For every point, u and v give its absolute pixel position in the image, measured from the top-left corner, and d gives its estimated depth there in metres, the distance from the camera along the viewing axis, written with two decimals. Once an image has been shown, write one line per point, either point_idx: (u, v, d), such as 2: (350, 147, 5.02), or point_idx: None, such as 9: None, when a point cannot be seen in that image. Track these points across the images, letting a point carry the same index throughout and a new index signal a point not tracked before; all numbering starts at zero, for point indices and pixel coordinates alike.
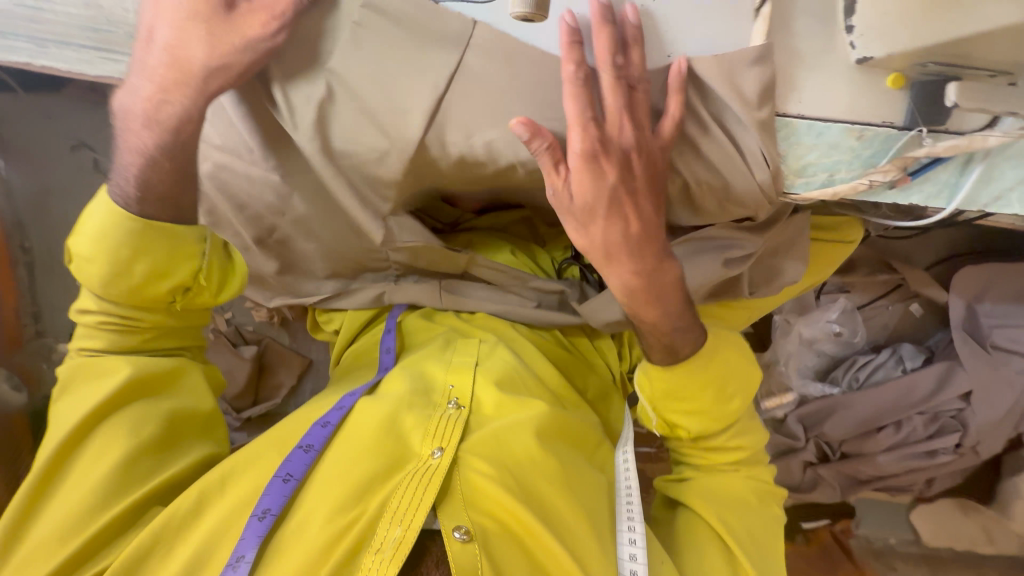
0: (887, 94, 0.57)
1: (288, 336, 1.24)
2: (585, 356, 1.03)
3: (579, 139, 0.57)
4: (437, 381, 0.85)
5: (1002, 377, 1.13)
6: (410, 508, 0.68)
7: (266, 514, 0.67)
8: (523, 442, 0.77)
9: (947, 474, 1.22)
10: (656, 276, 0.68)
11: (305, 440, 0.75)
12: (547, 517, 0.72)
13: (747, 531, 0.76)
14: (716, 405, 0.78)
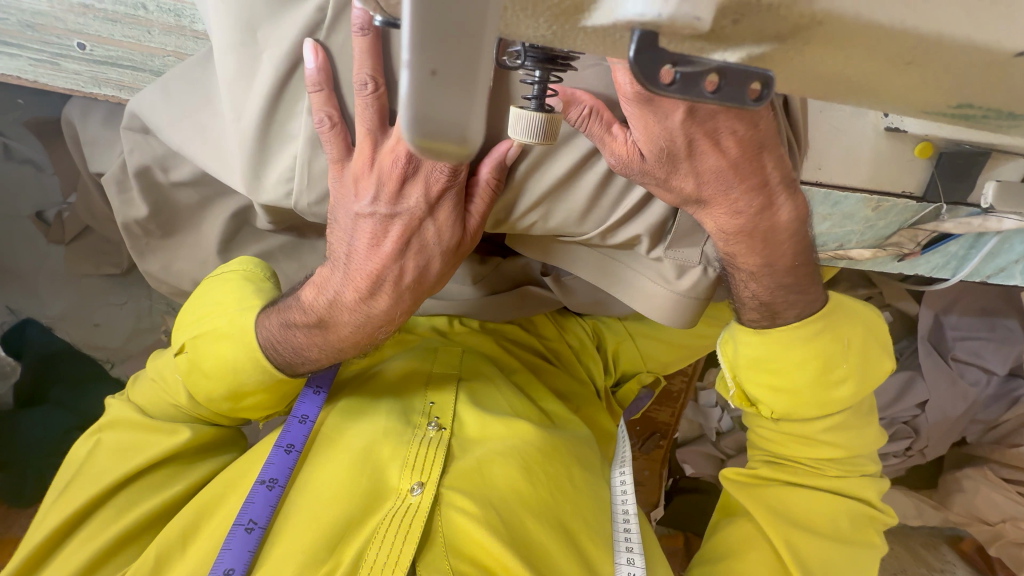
0: (912, 162, 0.53)
1: None
2: (570, 369, 0.96)
3: (626, 80, 0.42)
4: (416, 402, 0.77)
5: (957, 387, 1.18)
6: (390, 560, 0.61)
7: (232, 575, 0.60)
8: (506, 472, 0.70)
9: (893, 471, 1.29)
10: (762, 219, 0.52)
11: (267, 474, 0.67)
12: (534, 561, 0.64)
13: (819, 556, 0.65)
14: (813, 398, 0.64)
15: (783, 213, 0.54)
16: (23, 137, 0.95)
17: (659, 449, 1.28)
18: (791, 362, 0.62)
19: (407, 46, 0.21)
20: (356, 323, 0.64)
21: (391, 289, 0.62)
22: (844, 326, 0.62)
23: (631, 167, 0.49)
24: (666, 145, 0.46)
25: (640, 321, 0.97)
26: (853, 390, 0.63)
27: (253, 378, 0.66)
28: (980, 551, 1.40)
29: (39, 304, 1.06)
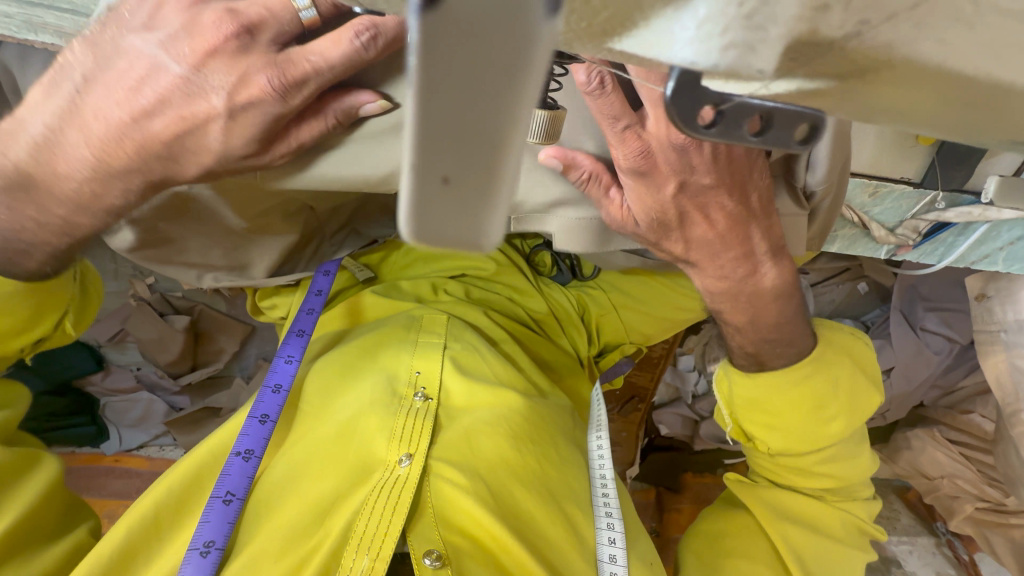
0: (913, 147, 0.51)
1: (225, 303, 1.11)
2: (552, 341, 0.95)
3: (584, 81, 0.36)
4: (400, 369, 0.75)
5: (921, 355, 1.23)
6: (379, 531, 0.59)
7: (211, 547, 0.59)
8: (492, 442, 0.69)
9: None
10: (747, 281, 0.57)
11: (242, 446, 0.68)
12: (522, 529, 0.64)
13: (814, 557, 0.69)
14: (783, 432, 0.67)
15: (768, 275, 0.57)
16: None
17: (637, 411, 1.33)
18: (784, 402, 0.65)
19: (409, 149, 0.16)
20: (79, 175, 0.49)
21: (133, 139, 0.46)
22: (833, 365, 0.65)
23: (625, 224, 0.52)
24: (657, 215, 0.49)
25: (624, 293, 0.94)
26: (845, 427, 0.66)
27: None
28: (921, 500, 1.52)
29: None
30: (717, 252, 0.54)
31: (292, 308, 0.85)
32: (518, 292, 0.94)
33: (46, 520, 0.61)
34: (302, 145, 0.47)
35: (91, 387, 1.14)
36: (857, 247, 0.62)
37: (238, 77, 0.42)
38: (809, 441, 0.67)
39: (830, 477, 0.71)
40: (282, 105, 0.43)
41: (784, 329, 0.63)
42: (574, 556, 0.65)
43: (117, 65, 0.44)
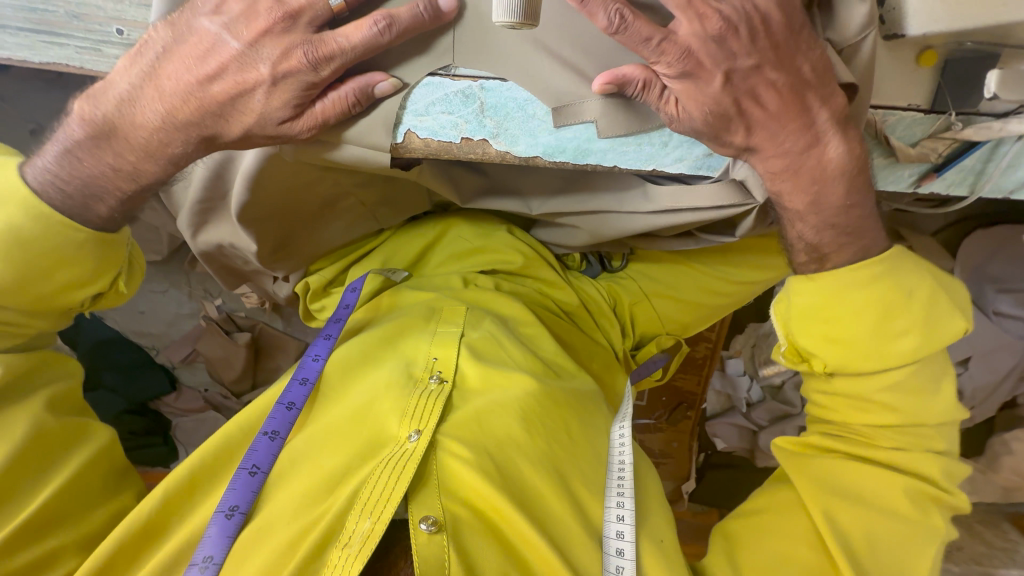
0: (917, 71, 0.57)
1: (282, 321, 1.20)
2: (583, 331, 0.96)
3: (604, 19, 0.49)
4: (418, 356, 0.78)
5: (1000, 342, 1.12)
6: (382, 497, 0.62)
7: (235, 511, 0.64)
8: (501, 424, 0.71)
9: None
10: (811, 154, 0.58)
11: (269, 426, 0.72)
12: (526, 503, 0.66)
13: (867, 533, 0.63)
14: (849, 344, 0.65)
15: (835, 147, 0.58)
16: None
17: (687, 419, 1.28)
18: (851, 307, 0.64)
19: None
20: (151, 129, 0.60)
21: (195, 103, 0.58)
22: (904, 273, 0.64)
23: (686, 126, 0.56)
24: (715, 107, 0.54)
25: (654, 281, 0.97)
26: (917, 344, 0.64)
27: (49, 247, 0.61)
28: None
29: None
30: (777, 129, 0.57)
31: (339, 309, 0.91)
32: (546, 282, 0.96)
33: (94, 486, 0.68)
34: (318, 119, 0.57)
35: (165, 407, 1.24)
36: (879, 178, 0.63)
37: (282, 52, 0.54)
38: (879, 358, 0.65)
39: (892, 414, 0.67)
40: (313, 74, 0.55)
41: (839, 215, 0.63)
42: (573, 530, 0.67)
43: (189, 42, 0.57)
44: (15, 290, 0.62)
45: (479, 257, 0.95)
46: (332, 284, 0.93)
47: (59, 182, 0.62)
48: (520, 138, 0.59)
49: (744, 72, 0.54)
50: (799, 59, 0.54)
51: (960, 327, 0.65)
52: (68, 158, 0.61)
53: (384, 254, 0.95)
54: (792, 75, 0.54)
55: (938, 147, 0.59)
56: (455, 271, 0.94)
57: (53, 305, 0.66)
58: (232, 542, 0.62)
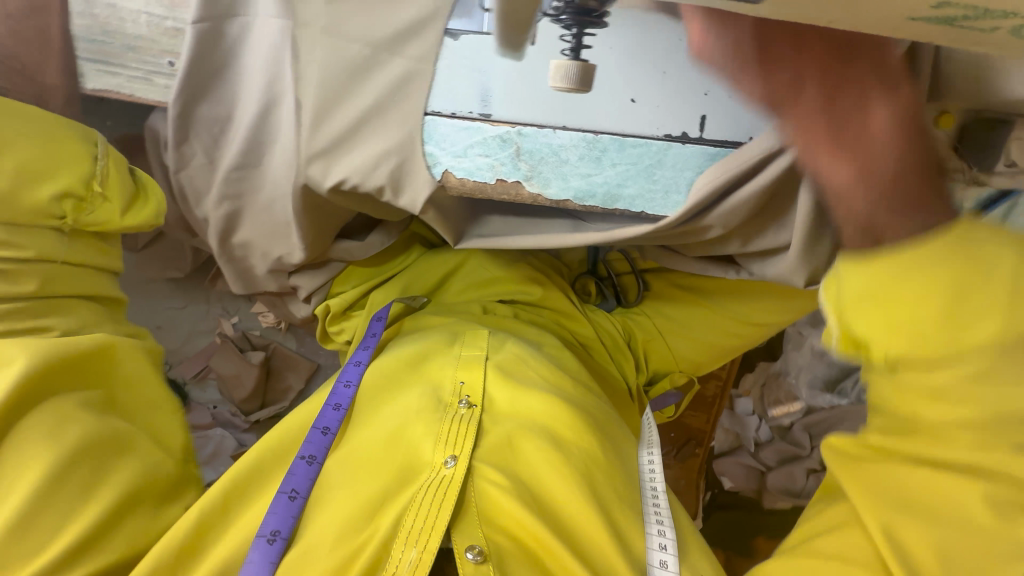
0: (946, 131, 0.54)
1: (295, 341, 1.24)
2: (604, 362, 0.97)
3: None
4: (445, 380, 0.79)
5: None
6: (427, 525, 0.63)
7: (277, 536, 0.65)
8: (538, 452, 0.72)
9: None
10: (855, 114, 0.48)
11: (306, 451, 0.73)
12: (566, 533, 0.67)
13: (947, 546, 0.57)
14: (917, 335, 0.54)
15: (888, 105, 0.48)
16: None
17: (695, 457, 1.26)
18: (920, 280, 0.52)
19: None
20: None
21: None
22: (981, 252, 0.53)
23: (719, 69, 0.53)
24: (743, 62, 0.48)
25: (668, 318, 0.99)
26: (1001, 326, 0.52)
27: None
28: None
29: None
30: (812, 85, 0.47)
31: (357, 330, 0.93)
32: (569, 311, 0.98)
33: (144, 497, 0.67)
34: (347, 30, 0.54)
35: None
36: None
37: None
38: (953, 352, 0.54)
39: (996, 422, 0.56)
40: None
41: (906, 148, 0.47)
42: (615, 560, 0.65)
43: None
44: None
45: (497, 286, 0.96)
46: (352, 307, 0.95)
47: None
48: (553, 180, 0.61)
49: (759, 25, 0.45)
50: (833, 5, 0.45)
51: None
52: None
53: (402, 280, 0.97)
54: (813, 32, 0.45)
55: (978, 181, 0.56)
56: (474, 300, 0.96)
57: None
58: (276, 567, 0.62)
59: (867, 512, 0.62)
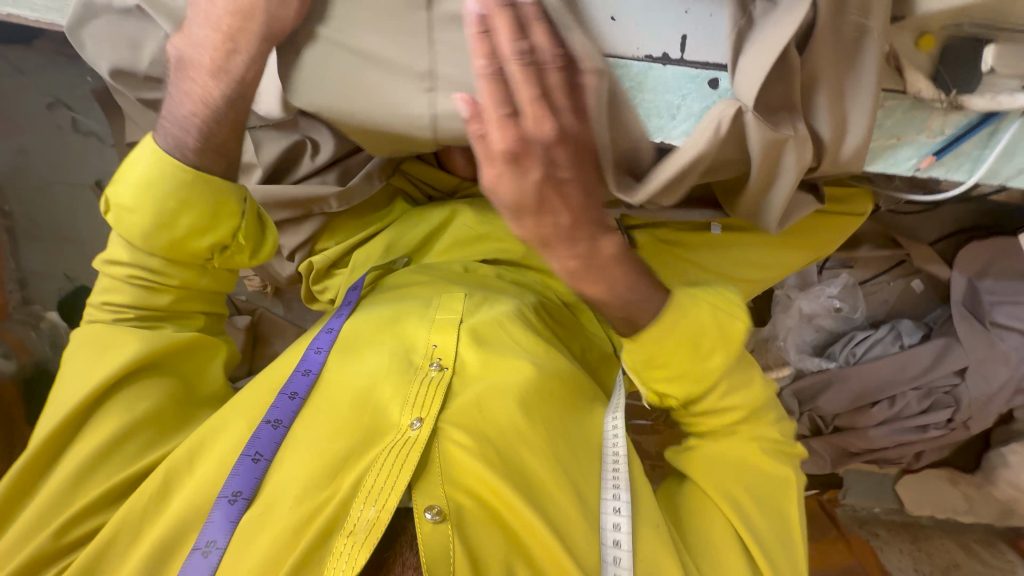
0: (916, 54, 0.54)
1: (283, 307, 1.22)
2: (582, 325, 0.96)
3: (498, 138, 0.49)
4: (418, 344, 0.79)
5: (997, 352, 1.12)
6: (387, 484, 0.65)
7: (238, 496, 0.64)
8: (504, 412, 0.72)
9: (937, 448, 1.23)
10: (593, 259, 0.59)
11: (272, 415, 0.71)
12: (529, 491, 0.68)
13: (763, 522, 0.70)
14: (702, 403, 0.73)
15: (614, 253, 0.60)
16: (89, 109, 1.07)
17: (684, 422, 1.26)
18: (666, 351, 0.67)
19: None
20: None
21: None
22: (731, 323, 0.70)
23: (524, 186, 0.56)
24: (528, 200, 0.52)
25: None
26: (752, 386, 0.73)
27: (177, 189, 0.66)
28: None
29: (92, 272, 1.14)
30: (579, 243, 0.57)
31: (340, 288, 0.92)
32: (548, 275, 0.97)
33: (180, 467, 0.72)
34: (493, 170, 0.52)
35: None
36: (877, 162, 0.58)
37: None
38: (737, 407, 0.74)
39: (739, 409, 0.74)
40: None
41: (630, 263, 0.64)
42: (573, 519, 0.67)
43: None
44: (154, 234, 0.68)
45: (478, 245, 0.95)
46: (335, 266, 0.94)
47: (194, 144, 0.66)
48: None
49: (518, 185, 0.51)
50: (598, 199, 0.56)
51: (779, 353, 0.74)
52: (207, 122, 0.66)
53: (388, 236, 0.95)
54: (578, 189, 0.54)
55: (957, 106, 0.55)
56: (458, 259, 0.94)
57: (183, 252, 0.70)
58: (234, 526, 0.63)
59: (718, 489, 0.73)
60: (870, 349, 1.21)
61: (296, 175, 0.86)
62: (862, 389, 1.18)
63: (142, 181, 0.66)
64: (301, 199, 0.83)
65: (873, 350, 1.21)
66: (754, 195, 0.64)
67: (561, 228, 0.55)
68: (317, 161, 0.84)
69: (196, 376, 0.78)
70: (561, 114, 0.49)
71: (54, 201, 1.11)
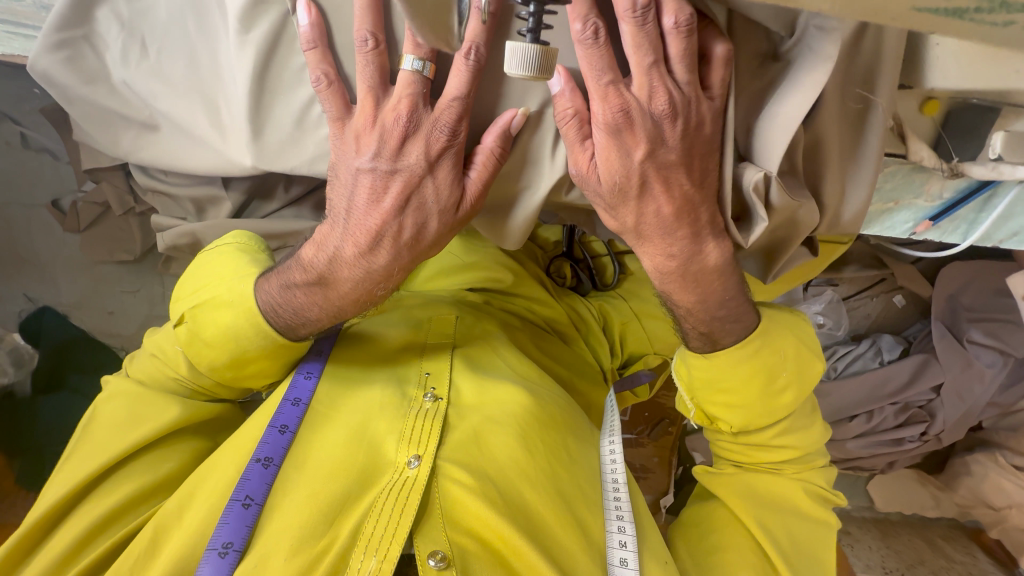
0: (918, 119, 0.55)
1: None
2: (574, 349, 0.95)
3: (600, 110, 0.52)
4: (410, 374, 0.76)
5: (971, 370, 1.15)
6: (387, 532, 0.61)
7: (229, 548, 0.60)
8: (504, 445, 0.69)
9: (910, 457, 1.27)
10: (692, 261, 0.61)
11: (261, 452, 0.67)
12: (532, 530, 0.65)
13: (787, 535, 0.71)
14: (746, 413, 0.71)
15: (712, 255, 0.61)
16: (40, 125, 0.99)
17: (668, 435, 1.29)
18: (738, 380, 0.68)
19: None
20: (357, 279, 0.66)
21: (392, 243, 0.64)
22: (777, 338, 0.69)
23: (588, 182, 0.58)
24: (621, 180, 0.56)
25: (642, 301, 0.98)
26: (795, 397, 0.70)
27: (257, 342, 0.68)
28: (998, 543, 1.40)
29: (55, 294, 1.08)
30: (668, 231, 0.59)
31: None
32: (541, 298, 0.95)
33: None
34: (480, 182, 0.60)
35: None
36: (874, 224, 0.64)
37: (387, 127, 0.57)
38: (772, 415, 0.71)
39: (792, 450, 0.74)
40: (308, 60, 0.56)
41: (727, 269, 0.63)
42: (581, 555, 0.65)
43: (343, 181, 0.62)
44: (235, 362, 0.70)
45: (469, 273, 0.92)
46: None
47: (285, 318, 0.67)
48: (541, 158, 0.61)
49: (606, 153, 0.55)
50: (710, 176, 0.56)
51: (818, 364, 0.72)
52: (293, 301, 0.67)
53: None
54: (659, 161, 0.54)
55: (953, 173, 0.56)
56: (446, 286, 0.92)
57: (257, 367, 0.72)
58: None
59: (741, 511, 0.72)
60: (852, 365, 1.23)
61: (265, 213, 0.83)
62: (843, 403, 1.20)
63: (225, 335, 0.68)
64: (280, 233, 0.81)
65: (853, 365, 1.23)
66: (755, 247, 0.65)
67: (661, 215, 0.58)
68: (292, 193, 0.81)
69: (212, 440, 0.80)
70: (675, 90, 0.51)
71: (10, 220, 1.04)
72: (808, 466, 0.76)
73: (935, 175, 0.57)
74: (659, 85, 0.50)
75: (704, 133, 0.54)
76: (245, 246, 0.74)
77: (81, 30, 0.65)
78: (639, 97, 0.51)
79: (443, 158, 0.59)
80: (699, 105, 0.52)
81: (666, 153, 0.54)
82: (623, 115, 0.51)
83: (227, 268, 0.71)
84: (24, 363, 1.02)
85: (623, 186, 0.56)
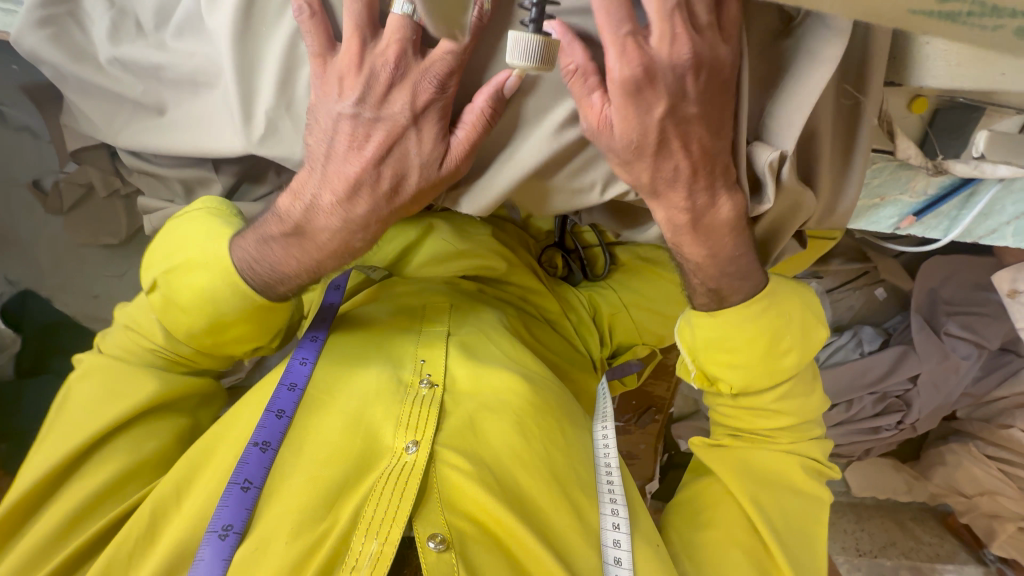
0: (906, 117, 0.56)
1: None
2: (566, 338, 0.96)
3: (616, 64, 0.49)
4: (406, 360, 0.77)
5: (948, 362, 1.18)
6: (387, 516, 0.62)
7: (229, 531, 0.61)
8: (500, 431, 0.70)
9: (886, 445, 1.31)
10: (706, 213, 0.60)
11: (260, 437, 0.67)
12: (528, 516, 0.66)
13: (780, 512, 0.73)
14: (748, 374, 0.72)
15: (725, 208, 0.60)
16: (17, 102, 0.94)
17: (655, 423, 1.30)
18: (741, 340, 0.69)
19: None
20: (334, 229, 0.65)
21: (369, 195, 0.63)
22: (783, 303, 0.69)
23: (602, 136, 0.54)
24: (638, 134, 0.53)
25: (634, 292, 0.98)
26: (799, 359, 0.71)
27: (232, 307, 0.67)
28: (966, 526, 1.45)
29: (38, 277, 1.06)
30: (684, 185, 0.57)
31: (314, 303, 0.89)
32: (534, 287, 0.96)
33: None
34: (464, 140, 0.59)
35: None
36: (862, 219, 0.66)
37: (379, 84, 0.57)
38: (774, 377, 0.72)
39: (793, 415, 0.76)
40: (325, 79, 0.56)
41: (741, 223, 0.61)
42: (575, 536, 0.67)
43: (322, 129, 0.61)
44: (212, 328, 0.69)
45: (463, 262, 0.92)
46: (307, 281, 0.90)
47: (258, 269, 0.66)
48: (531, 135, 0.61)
49: (621, 105, 0.51)
50: (726, 127, 0.55)
51: (821, 329, 0.73)
52: (272, 250, 0.66)
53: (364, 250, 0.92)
54: (676, 114, 0.52)
55: (935, 171, 0.58)
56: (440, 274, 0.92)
57: (230, 340, 0.72)
58: (226, 565, 0.58)
59: (738, 487, 0.74)
60: (833, 355, 1.26)
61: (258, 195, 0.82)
62: (823, 393, 1.23)
63: (202, 298, 0.67)
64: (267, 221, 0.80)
65: (834, 356, 1.26)
66: (767, 219, 0.64)
67: (679, 170, 0.56)
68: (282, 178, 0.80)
69: (195, 415, 0.79)
70: (692, 38, 0.49)
71: None
72: (803, 436, 0.79)
73: (921, 173, 0.59)
74: (672, 34, 0.49)
75: (719, 86, 0.53)
76: (216, 211, 0.72)
77: (66, 6, 0.65)
78: (653, 46, 0.49)
79: (428, 111, 0.58)
80: (716, 48, 0.51)
81: (680, 108, 0.52)
82: (640, 68, 0.49)
83: (198, 231, 0.70)
84: (6, 346, 1.00)
85: (637, 142, 0.54)
